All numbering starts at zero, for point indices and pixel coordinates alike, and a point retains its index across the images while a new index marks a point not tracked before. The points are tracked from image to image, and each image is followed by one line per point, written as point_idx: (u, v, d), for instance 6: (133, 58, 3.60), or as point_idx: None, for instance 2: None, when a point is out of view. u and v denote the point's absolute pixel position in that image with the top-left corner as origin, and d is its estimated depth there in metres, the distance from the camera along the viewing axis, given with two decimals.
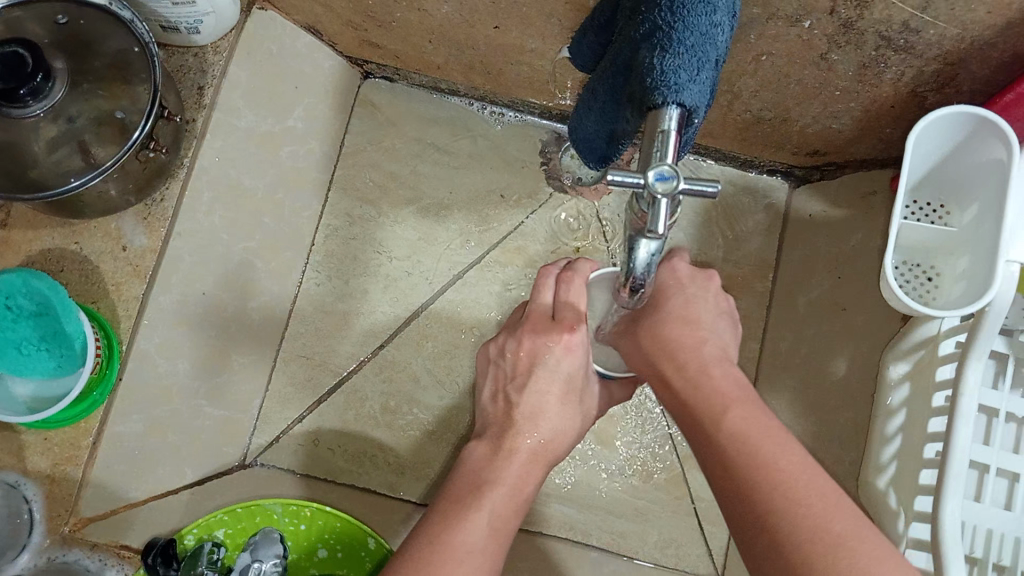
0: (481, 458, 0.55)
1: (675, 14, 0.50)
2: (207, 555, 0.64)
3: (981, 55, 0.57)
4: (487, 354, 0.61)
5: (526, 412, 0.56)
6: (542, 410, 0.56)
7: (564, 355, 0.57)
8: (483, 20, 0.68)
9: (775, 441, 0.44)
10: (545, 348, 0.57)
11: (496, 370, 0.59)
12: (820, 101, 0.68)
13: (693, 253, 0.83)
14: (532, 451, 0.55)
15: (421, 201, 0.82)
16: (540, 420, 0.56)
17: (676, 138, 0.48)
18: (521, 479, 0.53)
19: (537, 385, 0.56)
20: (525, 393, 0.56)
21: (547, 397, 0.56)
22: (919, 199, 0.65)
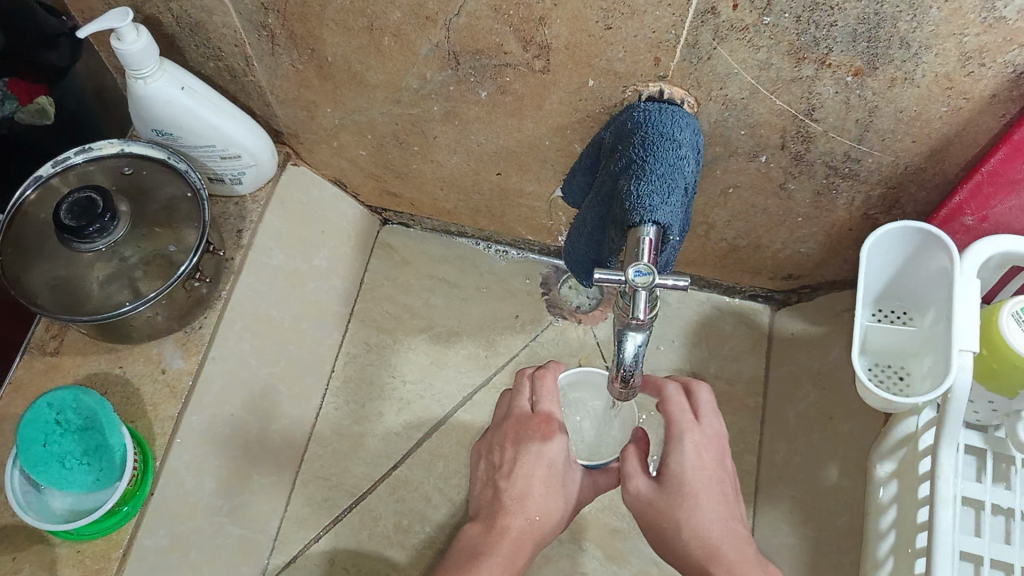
0: (478, 535, 0.64)
1: (647, 150, 0.59)
2: None
3: (916, 179, 0.65)
4: (483, 450, 0.70)
5: (515, 494, 0.64)
6: (530, 493, 0.64)
7: (544, 441, 0.65)
8: (487, 168, 0.79)
9: None
10: (526, 438, 0.66)
11: (489, 465, 0.68)
12: (786, 229, 0.77)
13: (686, 373, 0.89)
14: (521, 529, 0.64)
15: (432, 329, 0.90)
16: (527, 501, 0.64)
17: (651, 250, 0.57)
18: (514, 555, 0.62)
19: (523, 471, 0.65)
20: (513, 478, 0.65)
21: (533, 480, 0.65)
22: (883, 308, 0.72)
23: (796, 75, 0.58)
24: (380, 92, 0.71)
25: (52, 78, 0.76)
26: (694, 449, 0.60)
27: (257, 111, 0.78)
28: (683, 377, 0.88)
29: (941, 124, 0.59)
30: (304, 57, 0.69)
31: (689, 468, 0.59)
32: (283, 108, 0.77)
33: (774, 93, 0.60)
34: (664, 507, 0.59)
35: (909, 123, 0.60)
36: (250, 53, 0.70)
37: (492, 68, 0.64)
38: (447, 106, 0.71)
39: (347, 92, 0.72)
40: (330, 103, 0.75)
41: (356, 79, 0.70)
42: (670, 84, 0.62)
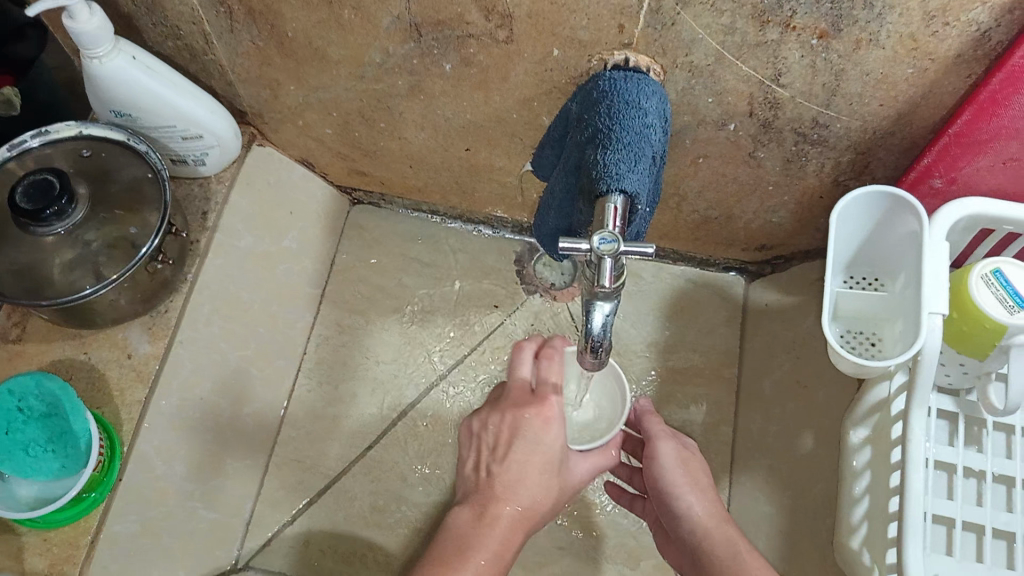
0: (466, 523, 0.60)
1: (613, 119, 0.59)
2: None
3: (885, 143, 0.65)
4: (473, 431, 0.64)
5: (507, 480, 0.60)
6: (521, 479, 0.60)
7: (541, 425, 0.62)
8: (455, 144, 0.78)
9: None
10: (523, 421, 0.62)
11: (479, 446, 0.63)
12: (757, 198, 0.76)
13: (662, 346, 0.88)
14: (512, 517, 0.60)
15: (406, 309, 0.89)
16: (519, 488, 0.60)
17: (618, 219, 0.56)
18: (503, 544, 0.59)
19: (516, 456, 0.61)
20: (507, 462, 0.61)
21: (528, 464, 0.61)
22: (855, 274, 0.72)
23: (761, 39, 0.57)
24: (344, 68, 0.70)
25: (18, 70, 0.73)
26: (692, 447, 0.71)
27: (219, 90, 0.77)
28: (659, 350, 0.88)
29: (907, 86, 0.59)
30: (263, 33, 0.67)
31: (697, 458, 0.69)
32: (245, 87, 0.75)
33: (740, 58, 0.59)
34: (689, 471, 0.67)
35: (876, 86, 0.59)
36: (208, 30, 0.68)
37: (455, 39, 0.63)
38: (412, 80, 0.70)
39: (309, 69, 0.71)
40: (293, 81, 0.73)
41: (318, 54, 0.69)
42: (635, 52, 0.61)
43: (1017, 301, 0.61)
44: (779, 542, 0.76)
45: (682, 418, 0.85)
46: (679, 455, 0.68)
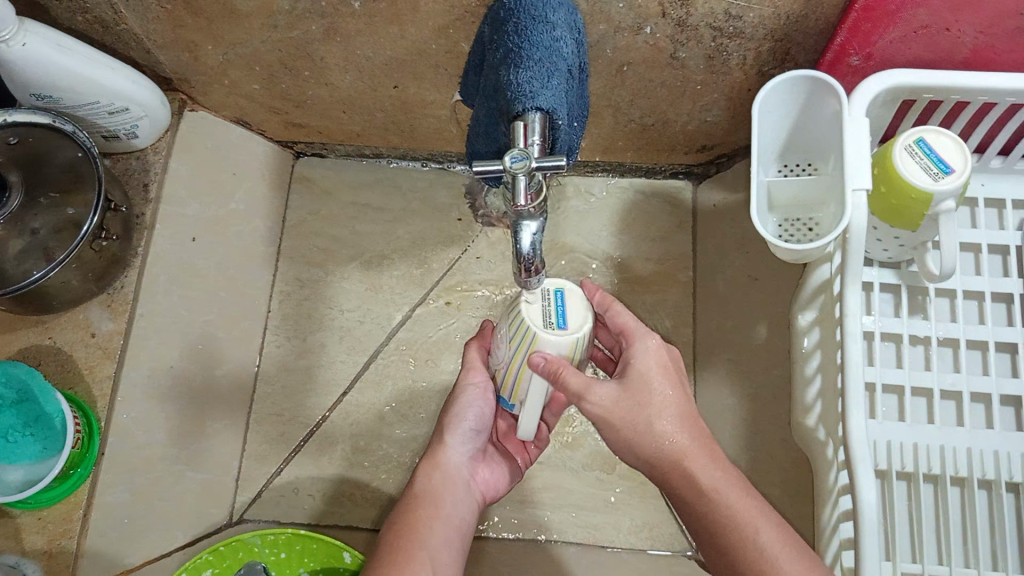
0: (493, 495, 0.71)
1: (521, 36, 0.59)
2: None
3: (801, 27, 0.65)
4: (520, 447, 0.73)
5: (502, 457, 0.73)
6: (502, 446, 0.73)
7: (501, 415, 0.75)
8: (383, 82, 0.77)
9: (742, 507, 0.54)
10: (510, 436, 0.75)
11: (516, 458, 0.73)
12: (688, 99, 0.76)
13: (620, 260, 0.90)
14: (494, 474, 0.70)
15: (363, 255, 0.89)
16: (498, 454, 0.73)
17: (535, 138, 0.58)
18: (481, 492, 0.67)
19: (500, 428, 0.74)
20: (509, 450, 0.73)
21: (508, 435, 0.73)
22: (788, 162, 0.72)
23: None
24: (255, 20, 0.69)
25: None
26: (649, 354, 0.58)
27: (140, 60, 0.76)
28: (615, 262, 0.90)
29: None
30: None
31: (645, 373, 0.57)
32: (164, 53, 0.75)
33: None
34: (629, 414, 0.56)
35: None
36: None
37: None
38: (325, 23, 0.69)
39: (222, 25, 0.70)
40: (210, 40, 0.73)
41: (227, 10, 0.68)
42: None
43: (940, 167, 0.62)
44: (745, 431, 0.79)
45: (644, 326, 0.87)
46: (622, 391, 0.57)
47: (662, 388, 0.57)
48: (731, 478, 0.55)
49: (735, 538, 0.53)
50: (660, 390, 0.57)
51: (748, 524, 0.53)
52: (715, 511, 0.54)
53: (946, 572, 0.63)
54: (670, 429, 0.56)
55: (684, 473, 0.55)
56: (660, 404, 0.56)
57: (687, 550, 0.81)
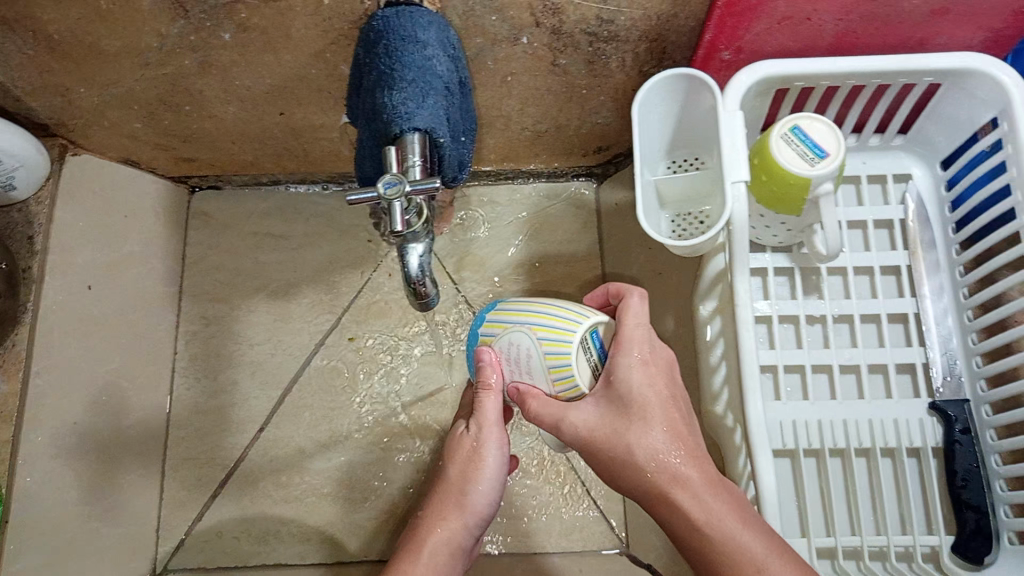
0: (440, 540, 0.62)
1: (392, 58, 0.60)
2: None
3: (673, 27, 0.66)
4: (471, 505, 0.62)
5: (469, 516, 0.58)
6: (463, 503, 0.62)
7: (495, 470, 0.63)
8: (269, 111, 0.76)
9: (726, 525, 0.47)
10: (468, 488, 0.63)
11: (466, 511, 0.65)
12: (576, 103, 0.77)
13: (529, 266, 0.90)
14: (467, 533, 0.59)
15: (269, 286, 0.88)
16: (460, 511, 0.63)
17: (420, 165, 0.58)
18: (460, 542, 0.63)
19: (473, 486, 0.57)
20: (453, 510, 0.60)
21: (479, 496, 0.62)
22: (676, 158, 0.74)
23: None
24: (125, 59, 0.67)
25: None
26: (633, 367, 0.52)
27: (12, 109, 0.73)
28: (526, 269, 0.90)
29: None
30: (28, 40, 0.64)
31: (626, 388, 0.51)
32: (36, 99, 0.72)
33: None
34: (605, 434, 0.51)
35: None
36: None
37: (224, 7, 0.61)
38: (198, 57, 0.67)
39: (91, 66, 0.68)
40: (81, 83, 0.70)
41: (94, 50, 0.65)
42: None
43: (815, 152, 0.63)
44: None
45: None
46: (597, 411, 0.52)
47: (649, 404, 0.51)
48: (727, 510, 0.48)
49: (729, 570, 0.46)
50: (643, 407, 0.51)
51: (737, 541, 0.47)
52: (702, 535, 0.48)
53: (857, 541, 0.65)
54: (654, 447, 0.50)
55: (672, 506, 0.49)
56: (638, 418, 0.50)
57: (619, 547, 0.82)
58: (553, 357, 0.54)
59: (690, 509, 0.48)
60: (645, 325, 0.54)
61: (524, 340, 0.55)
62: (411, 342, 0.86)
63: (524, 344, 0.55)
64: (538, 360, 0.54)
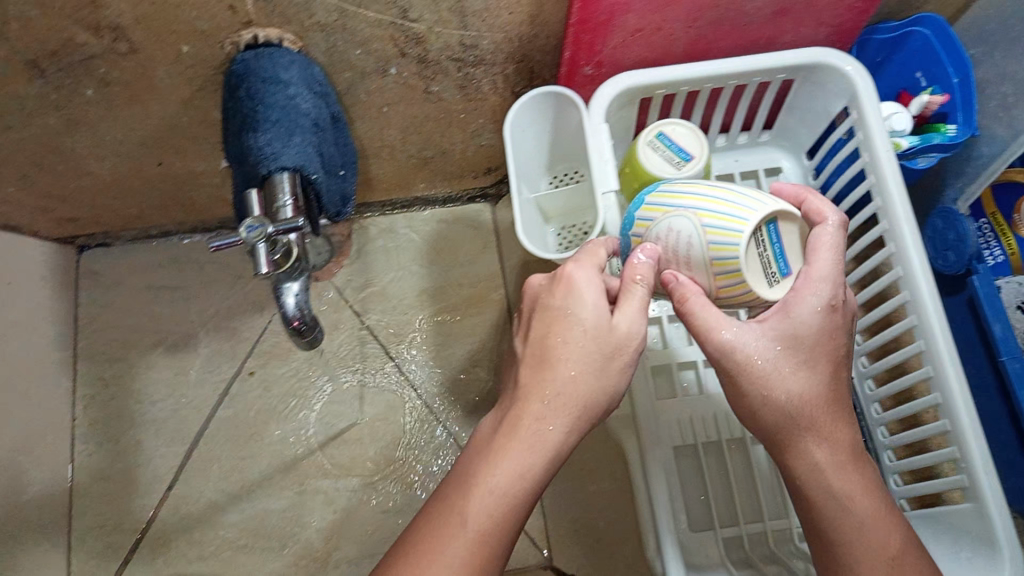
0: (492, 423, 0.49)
1: (255, 100, 0.60)
2: None
3: (536, 46, 0.68)
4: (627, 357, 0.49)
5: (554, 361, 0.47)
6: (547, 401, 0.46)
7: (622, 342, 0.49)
8: (146, 162, 0.75)
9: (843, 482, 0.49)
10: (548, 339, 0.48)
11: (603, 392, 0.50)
12: (456, 127, 0.78)
13: (431, 292, 0.89)
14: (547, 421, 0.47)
15: (166, 340, 0.86)
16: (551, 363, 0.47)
17: (292, 206, 0.59)
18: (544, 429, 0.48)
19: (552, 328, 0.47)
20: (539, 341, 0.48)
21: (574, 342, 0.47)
22: (557, 172, 0.76)
23: None
24: None
25: None
26: (812, 302, 0.47)
27: None
28: (431, 294, 0.89)
29: None
30: None
31: (806, 330, 0.48)
32: None
33: (360, 7, 0.60)
34: (765, 375, 0.48)
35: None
36: None
37: (79, 65, 0.60)
38: (62, 116, 0.66)
39: None
40: None
41: None
42: (261, 28, 0.61)
43: (682, 156, 0.66)
44: None
45: (467, 352, 0.87)
46: (814, 323, 0.48)
47: (811, 349, 0.48)
48: (866, 491, 0.49)
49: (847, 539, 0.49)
50: (806, 355, 0.49)
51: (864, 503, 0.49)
52: (814, 492, 0.50)
53: (760, 527, 0.67)
54: (798, 391, 0.49)
55: (799, 453, 0.50)
56: (788, 362, 0.48)
57: (543, 561, 0.82)
58: (714, 252, 0.47)
59: (819, 461, 0.49)
60: (840, 273, 0.48)
61: (684, 228, 0.49)
62: (318, 384, 0.86)
63: (687, 230, 0.48)
64: (700, 250, 0.48)
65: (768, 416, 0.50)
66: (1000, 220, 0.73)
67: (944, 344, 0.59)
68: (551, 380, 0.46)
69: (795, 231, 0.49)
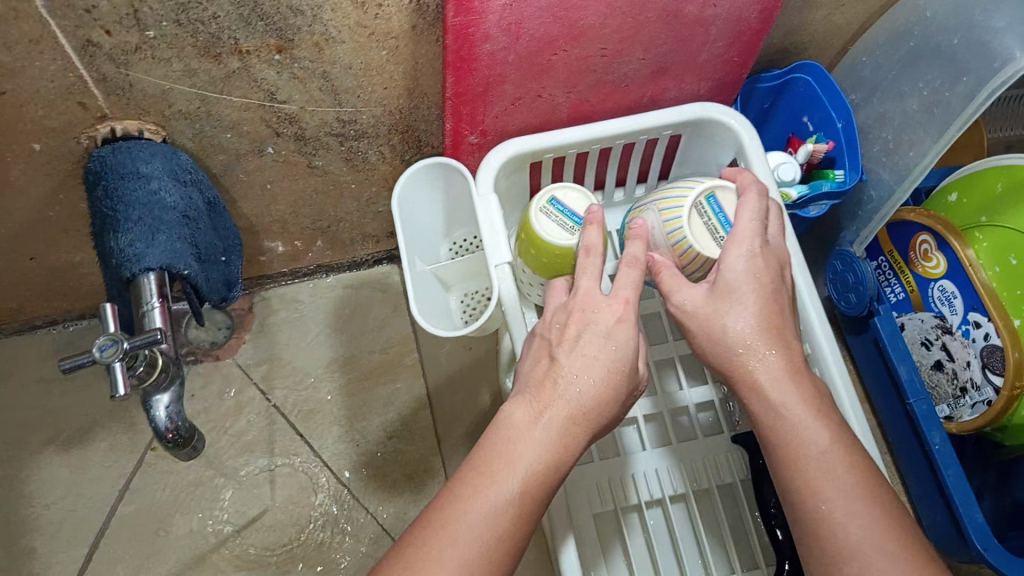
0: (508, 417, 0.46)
1: (114, 199, 0.57)
2: None
3: (418, 116, 0.66)
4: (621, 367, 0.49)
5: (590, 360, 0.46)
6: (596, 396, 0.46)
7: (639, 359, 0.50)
8: (16, 257, 0.70)
9: (789, 418, 0.46)
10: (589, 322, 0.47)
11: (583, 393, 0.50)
12: (349, 197, 0.76)
13: (341, 361, 0.86)
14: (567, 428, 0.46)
15: (59, 436, 0.81)
16: (591, 367, 0.46)
17: (162, 311, 0.56)
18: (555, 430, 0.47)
19: (591, 338, 0.47)
20: (579, 342, 0.46)
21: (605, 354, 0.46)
22: (456, 238, 0.74)
23: (226, 71, 0.55)
24: None
25: None
26: (734, 255, 0.50)
27: None
28: (341, 363, 0.86)
29: (392, 66, 0.59)
30: None
31: (731, 275, 0.50)
32: None
33: (222, 92, 0.57)
34: (703, 318, 0.50)
35: (366, 74, 0.59)
36: None
37: None
38: None
39: None
40: None
41: None
42: (118, 120, 0.58)
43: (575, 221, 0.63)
44: None
45: (383, 421, 0.84)
46: (742, 266, 0.50)
47: (749, 294, 0.49)
48: (811, 433, 0.45)
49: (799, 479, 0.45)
50: (742, 295, 0.49)
51: (807, 443, 0.45)
52: (774, 437, 0.47)
53: None
54: (735, 326, 0.48)
55: (748, 384, 0.48)
56: (725, 304, 0.49)
57: None
58: (667, 226, 0.56)
59: (762, 384, 0.47)
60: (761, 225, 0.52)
61: (650, 219, 0.57)
62: (226, 469, 0.81)
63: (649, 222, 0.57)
64: (658, 238, 0.56)
65: (715, 355, 0.49)
66: (896, 258, 0.74)
67: (848, 399, 0.57)
68: (558, 384, 0.45)
69: (734, 198, 0.56)
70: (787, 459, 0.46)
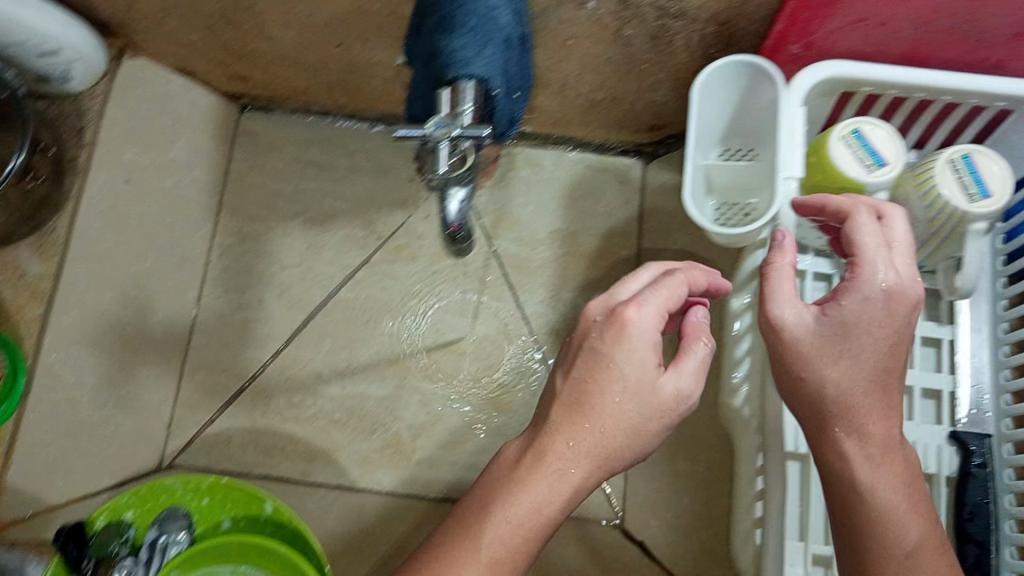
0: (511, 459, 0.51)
1: (457, 4, 0.60)
2: (114, 539, 0.63)
3: (744, 13, 0.64)
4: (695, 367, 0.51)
5: (607, 408, 0.49)
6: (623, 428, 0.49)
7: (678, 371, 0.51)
8: (325, 40, 0.76)
9: (872, 480, 0.52)
10: (591, 353, 0.51)
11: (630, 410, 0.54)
12: (635, 76, 0.76)
13: (565, 232, 0.89)
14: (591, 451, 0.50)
15: (306, 213, 0.90)
16: (584, 410, 0.50)
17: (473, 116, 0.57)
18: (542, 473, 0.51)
19: (609, 380, 0.50)
20: (593, 387, 0.50)
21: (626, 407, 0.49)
22: (730, 146, 0.73)
23: None
24: None
25: None
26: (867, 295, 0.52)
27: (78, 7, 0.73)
28: (563, 235, 0.89)
29: None
30: None
31: (840, 323, 0.53)
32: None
33: None
34: (819, 347, 0.53)
35: None
36: None
37: None
38: None
39: None
40: None
41: None
42: None
43: (874, 159, 0.62)
44: None
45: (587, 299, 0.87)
46: (866, 307, 0.52)
47: (862, 348, 0.52)
48: (900, 493, 0.52)
49: (872, 545, 0.51)
50: (838, 348, 0.53)
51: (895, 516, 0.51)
52: (859, 494, 0.52)
53: None
54: (839, 377, 0.52)
55: (836, 440, 0.53)
56: (816, 358, 0.53)
57: (613, 519, 0.83)
58: (925, 190, 0.61)
59: (852, 449, 0.53)
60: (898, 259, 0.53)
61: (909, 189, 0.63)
62: (435, 293, 0.88)
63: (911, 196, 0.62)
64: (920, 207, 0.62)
65: (810, 392, 0.54)
66: None
67: None
68: (571, 435, 0.49)
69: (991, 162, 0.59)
70: (863, 518, 0.52)
